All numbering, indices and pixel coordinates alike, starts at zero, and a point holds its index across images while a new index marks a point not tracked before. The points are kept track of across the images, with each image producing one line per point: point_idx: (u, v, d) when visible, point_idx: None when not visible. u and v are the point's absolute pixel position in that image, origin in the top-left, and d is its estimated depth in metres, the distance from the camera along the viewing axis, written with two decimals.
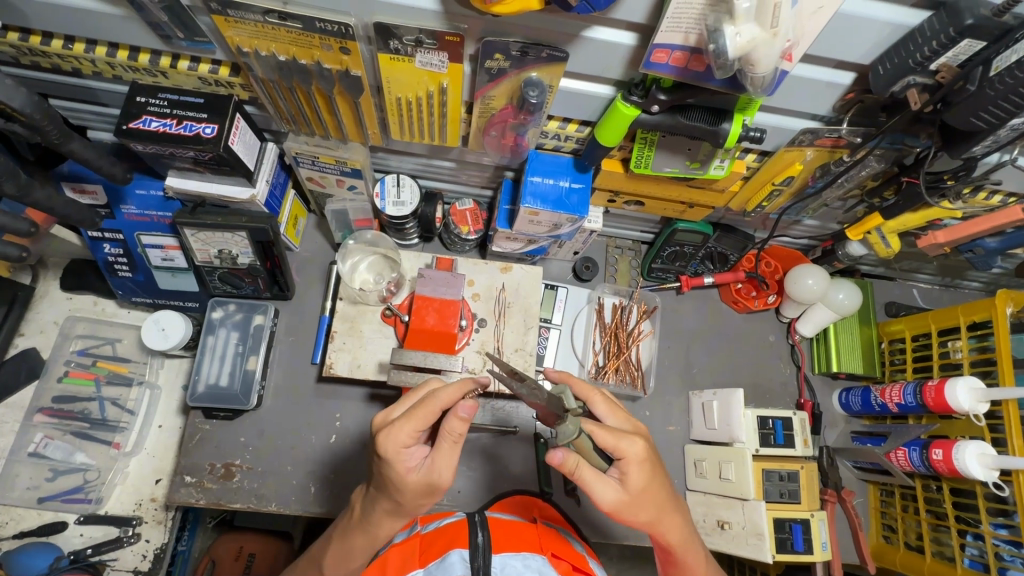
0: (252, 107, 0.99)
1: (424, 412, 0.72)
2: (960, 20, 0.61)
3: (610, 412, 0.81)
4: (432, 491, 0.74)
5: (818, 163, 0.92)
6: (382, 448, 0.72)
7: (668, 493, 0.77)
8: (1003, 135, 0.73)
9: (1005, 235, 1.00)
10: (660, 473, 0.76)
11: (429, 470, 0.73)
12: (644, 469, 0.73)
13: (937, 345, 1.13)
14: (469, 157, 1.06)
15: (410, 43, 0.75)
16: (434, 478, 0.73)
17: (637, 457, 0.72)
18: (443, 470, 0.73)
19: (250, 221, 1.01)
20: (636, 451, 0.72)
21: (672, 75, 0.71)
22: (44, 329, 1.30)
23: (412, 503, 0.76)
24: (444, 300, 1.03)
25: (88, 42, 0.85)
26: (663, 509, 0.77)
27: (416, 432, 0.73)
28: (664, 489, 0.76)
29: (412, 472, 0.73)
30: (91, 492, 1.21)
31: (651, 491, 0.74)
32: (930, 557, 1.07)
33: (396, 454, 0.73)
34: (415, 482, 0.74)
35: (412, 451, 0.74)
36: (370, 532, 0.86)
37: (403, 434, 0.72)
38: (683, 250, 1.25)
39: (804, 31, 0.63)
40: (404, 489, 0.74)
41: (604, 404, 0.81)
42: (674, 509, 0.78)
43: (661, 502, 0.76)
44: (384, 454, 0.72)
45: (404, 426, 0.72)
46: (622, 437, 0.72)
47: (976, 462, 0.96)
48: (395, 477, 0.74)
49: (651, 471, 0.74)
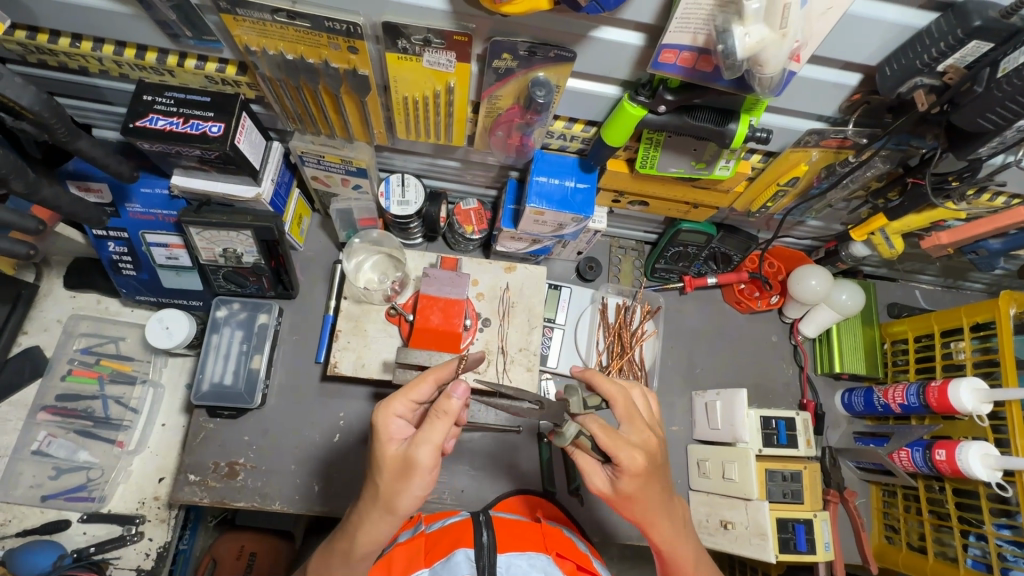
0: (258, 106, 0.99)
1: (420, 382, 0.78)
2: (968, 22, 0.62)
3: (626, 417, 0.78)
4: (410, 470, 0.72)
5: (823, 164, 0.92)
6: (374, 415, 0.76)
7: (662, 502, 0.79)
8: (1009, 136, 0.73)
9: (1009, 237, 1.00)
10: (656, 484, 0.77)
11: (410, 443, 0.72)
12: (637, 479, 0.75)
13: (940, 346, 1.13)
14: (474, 156, 1.06)
15: (418, 42, 0.75)
16: (413, 452, 0.72)
17: (632, 468, 0.74)
18: (423, 443, 0.72)
19: (256, 220, 1.01)
20: (632, 464, 0.74)
21: (680, 76, 0.71)
22: (47, 328, 1.30)
23: (389, 486, 0.73)
24: (449, 300, 1.03)
25: (96, 41, 0.85)
26: (653, 513, 0.79)
27: (411, 405, 0.77)
28: (656, 498, 0.78)
29: (392, 445, 0.74)
30: (94, 490, 1.21)
31: (641, 498, 0.77)
32: (933, 558, 1.07)
33: (384, 422, 0.75)
34: (396, 455, 0.73)
35: (401, 426, 0.76)
36: (348, 542, 0.77)
37: (396, 403, 0.76)
38: (687, 250, 1.24)
39: (812, 32, 0.63)
40: (385, 464, 0.74)
41: (623, 409, 0.78)
42: (666, 514, 0.81)
43: (653, 509, 0.79)
44: (373, 422, 0.75)
45: (397, 394, 0.77)
46: (620, 450, 0.73)
47: (980, 463, 0.96)
48: (379, 450, 0.74)
49: (643, 482, 0.76)
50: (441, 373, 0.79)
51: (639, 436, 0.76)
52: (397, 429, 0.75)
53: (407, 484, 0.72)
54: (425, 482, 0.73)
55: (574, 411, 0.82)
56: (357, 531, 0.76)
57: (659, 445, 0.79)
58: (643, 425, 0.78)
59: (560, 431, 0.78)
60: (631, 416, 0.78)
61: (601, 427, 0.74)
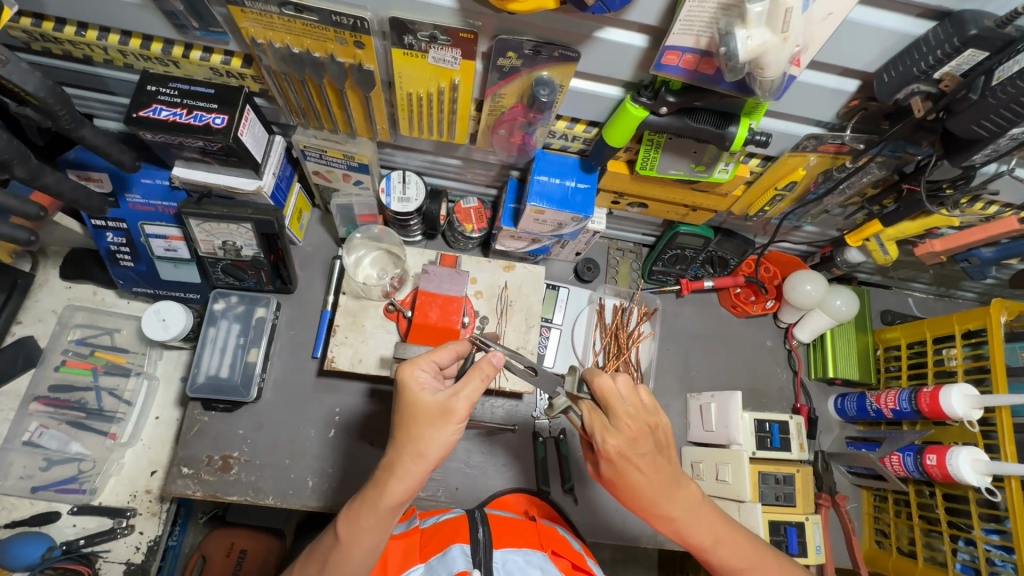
0: (262, 99, 0.99)
1: (443, 349, 0.83)
2: (964, 31, 0.63)
3: (609, 405, 0.79)
4: (445, 418, 0.75)
5: (821, 169, 0.94)
6: (402, 369, 0.79)
7: (654, 487, 0.80)
8: (1002, 144, 0.75)
9: (1001, 246, 1.02)
10: (639, 471, 0.79)
11: (448, 393, 0.76)
12: (613, 462, 0.80)
13: (931, 352, 1.15)
14: (476, 155, 1.07)
15: (425, 39, 0.76)
16: (452, 401, 0.75)
17: (609, 453, 0.80)
18: (462, 396, 0.76)
19: (257, 213, 1.02)
20: (606, 448, 0.79)
21: (682, 78, 0.72)
22: (42, 318, 1.29)
23: (423, 432, 0.75)
24: (448, 297, 1.04)
25: (101, 30, 0.86)
26: (640, 501, 0.82)
27: (434, 365, 0.81)
28: (641, 485, 0.80)
29: (422, 394, 0.76)
30: (85, 482, 1.20)
31: (628, 482, 0.81)
32: (922, 562, 1.09)
33: (410, 373, 0.78)
34: (430, 402, 0.76)
35: (428, 378, 0.79)
36: (377, 492, 0.76)
37: (421, 360, 0.80)
38: (684, 253, 1.26)
39: (811, 38, 0.65)
40: (419, 411, 0.76)
41: (602, 392, 0.79)
42: (666, 500, 0.81)
43: (642, 496, 0.81)
44: (400, 377, 0.78)
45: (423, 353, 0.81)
46: (595, 432, 0.80)
47: (970, 468, 0.98)
48: (410, 400, 0.76)
49: (625, 464, 0.80)
50: (463, 345, 0.86)
51: (618, 423, 0.78)
52: (426, 382, 0.78)
53: (439, 431, 0.75)
54: (457, 431, 0.77)
55: (569, 389, 0.87)
56: (388, 480, 0.76)
57: (644, 433, 0.79)
58: (626, 412, 0.78)
59: (553, 403, 0.83)
60: (610, 402, 0.78)
61: (589, 410, 0.82)
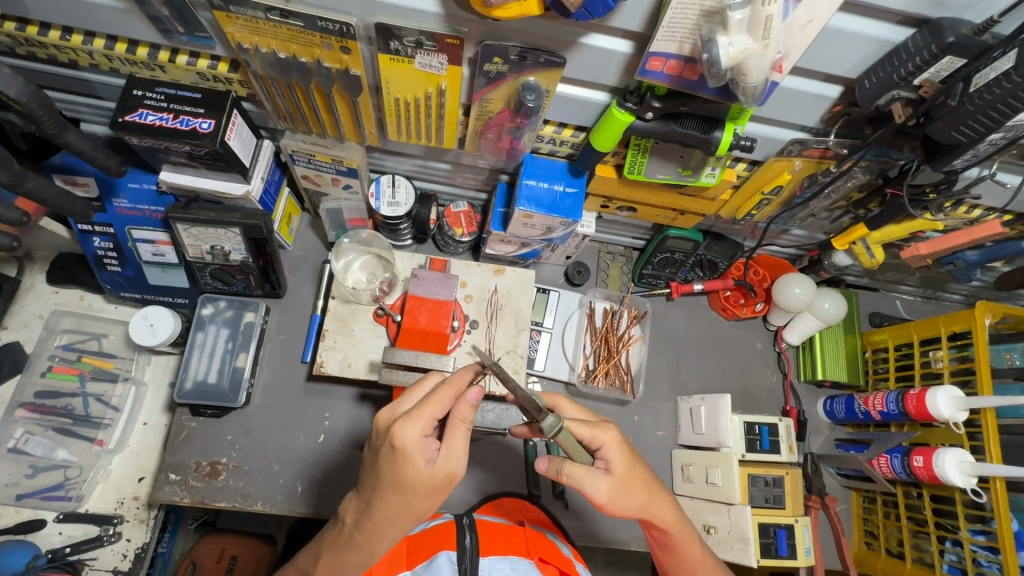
0: (249, 104, 0.99)
1: (442, 397, 0.71)
2: (942, 38, 0.64)
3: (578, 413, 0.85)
4: (446, 484, 0.71)
5: (806, 173, 0.95)
6: (400, 432, 0.69)
7: (650, 478, 0.81)
8: (982, 149, 0.75)
9: (985, 249, 1.03)
10: (636, 462, 0.80)
11: (447, 459, 0.70)
12: (619, 457, 0.78)
13: (918, 354, 1.16)
14: (465, 159, 1.07)
15: (411, 44, 0.76)
16: (454, 467, 0.71)
17: (615, 445, 0.78)
18: (461, 459, 0.71)
19: (245, 218, 1.01)
20: (612, 439, 0.78)
21: (667, 83, 0.72)
22: (28, 323, 1.28)
23: (421, 502, 0.71)
24: (437, 301, 1.02)
25: (86, 34, 0.86)
26: (653, 491, 0.80)
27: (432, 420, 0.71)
28: (644, 476, 0.80)
29: (424, 466, 0.69)
30: (71, 489, 1.19)
31: (636, 475, 0.79)
32: (911, 563, 1.09)
33: (410, 442, 0.68)
34: (433, 474, 0.69)
35: (427, 442, 0.70)
36: (363, 554, 0.75)
37: (421, 421, 0.69)
38: (673, 256, 1.26)
39: (792, 44, 0.65)
40: (421, 483, 0.69)
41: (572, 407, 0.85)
42: (661, 490, 0.82)
43: (648, 489, 0.80)
44: (399, 443, 0.68)
45: (420, 413, 0.69)
46: (598, 430, 0.78)
47: (955, 470, 0.98)
48: (408, 472, 0.69)
49: (628, 454, 0.79)
50: (462, 381, 0.73)
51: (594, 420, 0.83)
52: (427, 447, 0.69)
53: (439, 495, 0.72)
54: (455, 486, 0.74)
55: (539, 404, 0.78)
56: (375, 543, 0.74)
57: None
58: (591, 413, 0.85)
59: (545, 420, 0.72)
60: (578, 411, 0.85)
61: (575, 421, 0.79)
